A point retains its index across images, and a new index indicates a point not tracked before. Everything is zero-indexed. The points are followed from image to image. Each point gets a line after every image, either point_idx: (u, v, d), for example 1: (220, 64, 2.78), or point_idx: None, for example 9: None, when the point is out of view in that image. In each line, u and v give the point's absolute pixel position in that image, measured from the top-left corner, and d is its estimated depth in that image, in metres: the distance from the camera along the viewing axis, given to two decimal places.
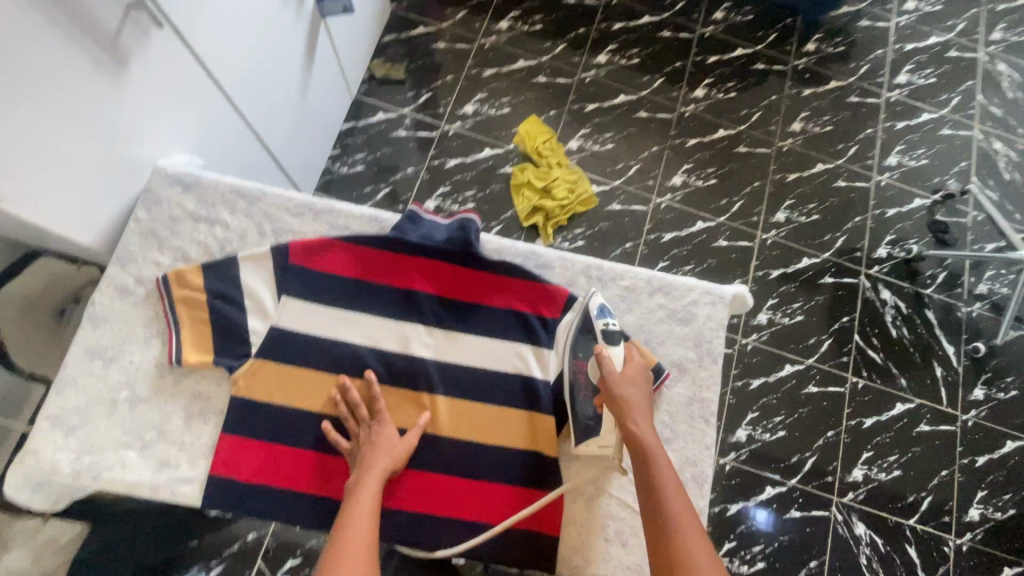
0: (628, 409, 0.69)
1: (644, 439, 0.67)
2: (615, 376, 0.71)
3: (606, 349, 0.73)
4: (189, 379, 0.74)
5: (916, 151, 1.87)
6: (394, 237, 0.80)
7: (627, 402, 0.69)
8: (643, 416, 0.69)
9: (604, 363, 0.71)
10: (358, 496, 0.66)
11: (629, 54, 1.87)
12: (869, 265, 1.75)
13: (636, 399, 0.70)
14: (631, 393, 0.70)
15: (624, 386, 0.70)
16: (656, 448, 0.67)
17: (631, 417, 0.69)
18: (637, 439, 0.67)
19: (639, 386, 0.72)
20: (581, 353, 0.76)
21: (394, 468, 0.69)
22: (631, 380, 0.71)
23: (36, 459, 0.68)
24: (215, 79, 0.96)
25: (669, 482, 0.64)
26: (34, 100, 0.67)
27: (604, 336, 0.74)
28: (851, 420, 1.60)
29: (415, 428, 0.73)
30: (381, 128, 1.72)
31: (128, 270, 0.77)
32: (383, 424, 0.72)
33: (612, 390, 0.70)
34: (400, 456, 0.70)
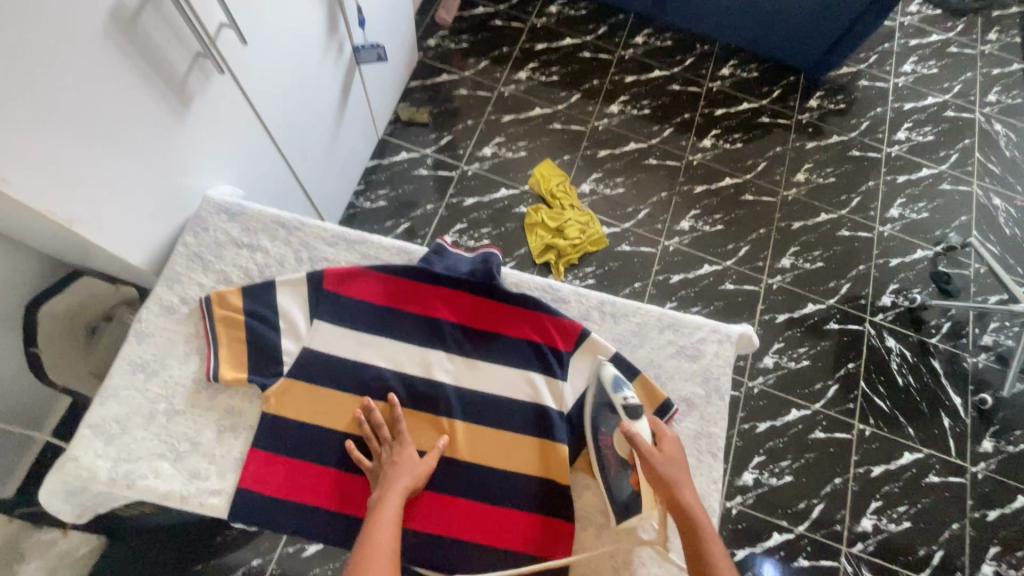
0: (672, 487, 0.69)
1: (693, 513, 0.68)
2: (652, 453, 0.70)
3: (634, 426, 0.71)
4: (223, 394, 0.78)
5: (917, 204, 1.94)
6: (422, 267, 0.86)
7: (670, 475, 0.69)
8: (686, 486, 0.70)
9: (638, 443, 0.70)
10: (382, 508, 0.69)
11: (640, 104, 1.98)
12: (874, 313, 1.78)
13: (676, 474, 0.70)
14: (669, 465, 0.70)
15: (662, 460, 0.70)
16: (702, 518, 0.68)
17: (677, 490, 0.69)
18: (686, 511, 0.68)
19: (677, 458, 0.72)
20: (606, 428, 0.76)
21: (415, 485, 0.73)
22: (665, 456, 0.71)
23: (76, 465, 0.72)
24: (261, 118, 1.04)
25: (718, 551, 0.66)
26: (106, 134, 0.74)
27: (626, 410, 0.73)
28: (859, 468, 1.60)
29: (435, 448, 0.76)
30: (403, 166, 1.82)
31: (173, 289, 0.83)
32: (405, 444, 0.76)
33: (655, 466, 0.69)
34: (421, 474, 0.73)
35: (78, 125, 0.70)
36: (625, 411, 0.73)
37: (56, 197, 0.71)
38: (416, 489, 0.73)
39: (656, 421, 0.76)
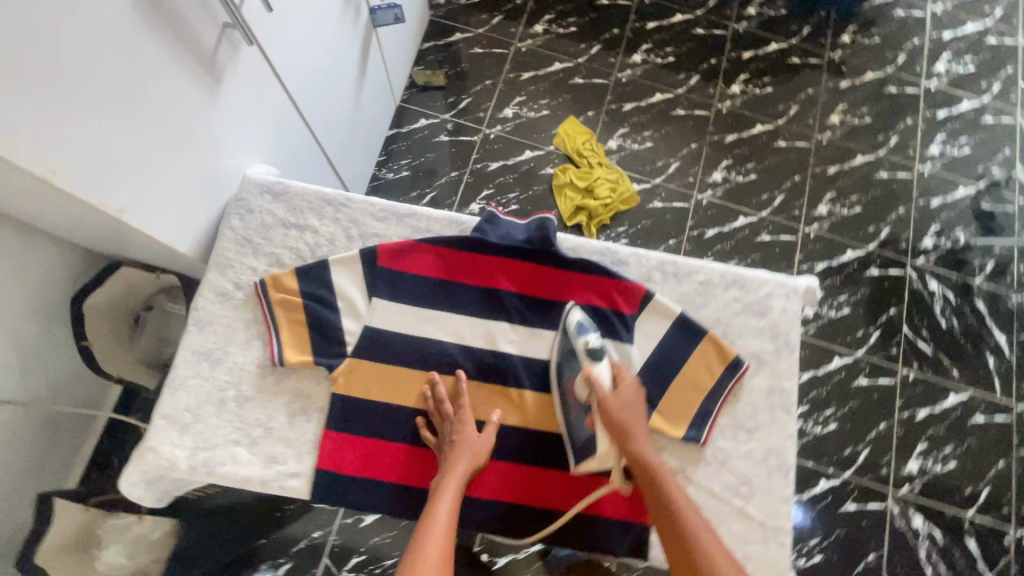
0: (627, 433, 0.72)
1: (649, 461, 0.71)
2: (606, 398, 0.73)
3: (594, 369, 0.74)
4: (290, 378, 0.77)
5: (958, 140, 1.86)
6: (476, 237, 0.83)
7: (625, 422, 0.72)
8: (642, 434, 0.73)
9: (597, 386, 0.73)
10: (442, 495, 0.68)
11: (664, 52, 1.89)
12: (915, 256, 1.74)
13: (633, 420, 0.73)
14: (623, 410, 0.73)
15: (619, 406, 0.73)
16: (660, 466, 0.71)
17: (632, 439, 0.72)
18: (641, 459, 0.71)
19: (634, 406, 0.74)
20: (568, 372, 0.77)
21: (475, 465, 0.72)
22: (623, 401, 0.74)
23: (155, 455, 0.72)
24: (288, 91, 1.00)
25: (678, 493, 0.69)
26: (142, 115, 0.71)
27: (588, 353, 0.75)
28: (903, 413, 1.59)
29: (491, 425, 0.75)
30: (423, 134, 1.76)
31: (226, 275, 0.80)
32: (464, 420, 0.74)
33: (608, 411, 0.72)
34: (480, 454, 0.72)
35: (115, 107, 0.67)
36: (586, 355, 0.75)
37: (106, 189, 0.69)
38: (476, 470, 0.73)
39: (619, 366, 0.77)
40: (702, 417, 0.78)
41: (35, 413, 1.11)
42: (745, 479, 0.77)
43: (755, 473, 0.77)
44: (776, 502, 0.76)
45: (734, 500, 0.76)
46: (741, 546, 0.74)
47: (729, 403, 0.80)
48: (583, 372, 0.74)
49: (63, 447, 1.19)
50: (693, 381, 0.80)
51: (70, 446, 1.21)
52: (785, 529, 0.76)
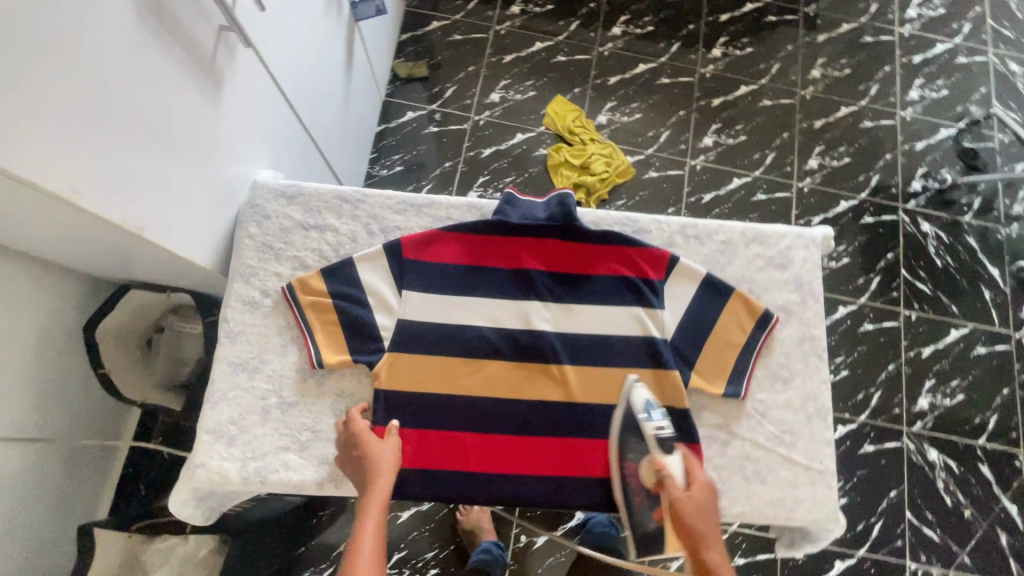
0: (697, 536, 0.68)
1: (715, 570, 0.66)
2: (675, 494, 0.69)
3: (664, 462, 0.71)
4: (331, 379, 0.77)
5: (935, 82, 1.89)
6: (498, 220, 0.83)
7: (695, 523, 0.68)
8: (712, 539, 0.68)
9: (666, 483, 0.70)
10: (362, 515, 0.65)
11: (642, 22, 1.88)
12: (906, 200, 1.78)
13: (705, 521, 0.68)
14: (696, 514, 0.69)
15: (689, 506, 0.69)
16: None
17: (699, 541, 0.68)
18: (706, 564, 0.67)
19: (706, 511, 0.69)
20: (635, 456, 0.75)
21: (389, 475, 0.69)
22: (694, 502, 0.69)
23: (206, 470, 0.72)
24: (284, 92, 0.98)
25: None
26: (152, 128, 0.69)
27: (658, 443, 0.72)
28: (910, 352, 1.64)
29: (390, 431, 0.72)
30: (412, 127, 1.74)
31: (252, 284, 0.79)
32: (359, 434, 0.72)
33: (677, 511, 0.69)
34: (389, 461, 0.69)
35: (126, 121, 0.65)
36: (656, 444, 0.72)
37: (128, 206, 0.67)
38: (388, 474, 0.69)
39: (694, 463, 0.73)
40: (739, 372, 0.80)
41: (61, 451, 1.09)
42: (787, 427, 0.79)
43: (795, 420, 0.79)
44: (818, 446, 0.79)
45: (779, 448, 0.78)
46: (790, 491, 0.77)
47: (763, 356, 0.82)
48: (652, 461, 0.71)
49: (90, 479, 1.19)
50: (726, 338, 0.81)
51: (97, 477, 1.21)
52: (830, 471, 0.78)
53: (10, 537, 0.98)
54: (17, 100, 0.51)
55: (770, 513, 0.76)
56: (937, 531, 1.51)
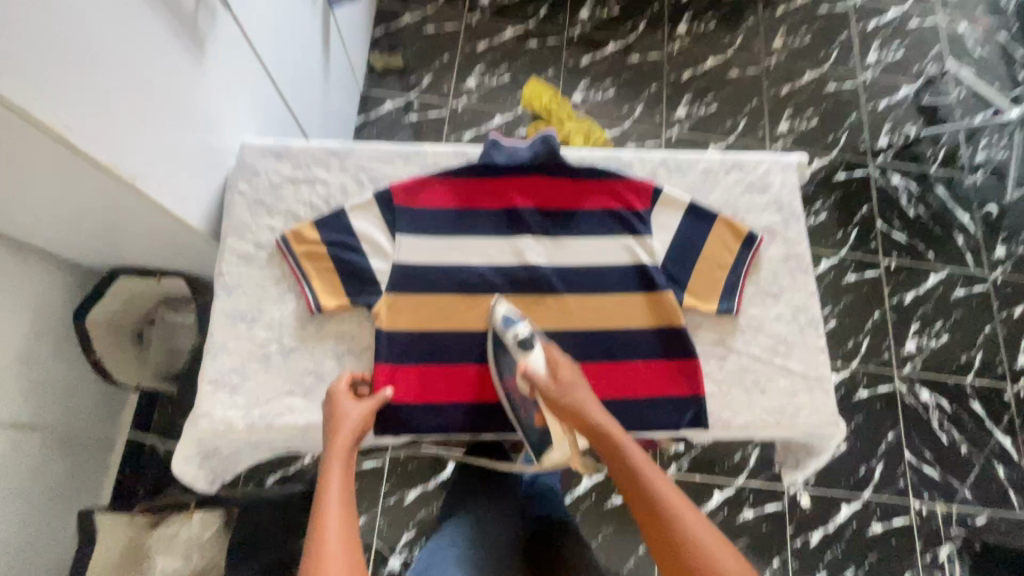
0: (578, 408, 0.69)
1: (606, 431, 0.68)
2: (547, 385, 0.71)
3: (527, 360, 0.72)
4: (331, 324, 0.78)
5: (891, 45, 1.98)
6: (485, 162, 0.84)
7: (574, 401, 0.70)
8: (594, 406, 0.70)
9: (533, 376, 0.71)
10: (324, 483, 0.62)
11: (609, 5, 1.94)
12: (875, 156, 1.84)
13: (578, 396, 0.70)
14: (571, 391, 0.70)
15: (560, 389, 0.70)
16: (622, 439, 0.68)
17: (583, 412, 0.69)
18: (598, 430, 0.68)
19: (579, 383, 0.71)
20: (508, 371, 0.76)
21: (361, 433, 0.68)
22: (562, 381, 0.71)
23: (210, 419, 0.71)
24: (264, 63, 1.00)
25: (639, 457, 0.66)
26: (142, 82, 0.71)
27: (519, 346, 0.73)
28: (893, 299, 1.68)
29: (379, 397, 0.71)
30: (391, 116, 1.77)
31: (245, 238, 0.80)
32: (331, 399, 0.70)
33: (551, 398, 0.70)
34: (366, 419, 0.68)
35: (117, 72, 0.67)
36: (518, 347, 0.73)
37: (115, 150, 0.68)
38: (355, 435, 0.67)
39: (553, 346, 0.75)
40: (730, 290, 0.82)
41: (53, 443, 1.09)
42: (781, 339, 0.82)
43: (788, 332, 0.82)
44: (813, 354, 0.81)
45: (776, 359, 0.80)
46: (790, 398, 0.79)
47: (752, 275, 0.84)
48: (518, 368, 0.73)
49: (84, 476, 1.17)
50: (715, 260, 0.84)
51: (93, 469, 1.20)
52: (827, 377, 0.80)
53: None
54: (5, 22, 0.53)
55: (773, 420, 0.77)
56: (938, 469, 1.53)
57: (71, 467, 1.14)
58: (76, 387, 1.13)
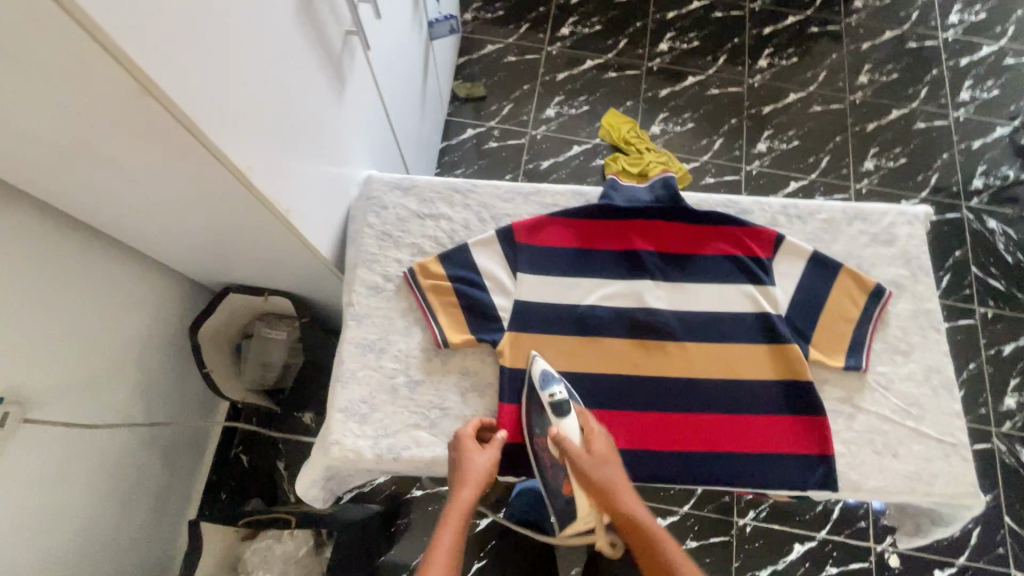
0: (609, 491, 0.71)
1: (637, 516, 0.71)
2: (582, 458, 0.71)
3: (562, 426, 0.73)
4: (454, 359, 0.79)
5: (985, 83, 1.90)
6: (605, 203, 0.85)
7: (606, 481, 0.71)
8: (625, 490, 0.72)
9: (568, 447, 0.71)
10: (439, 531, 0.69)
11: (688, 38, 1.95)
12: (968, 198, 1.76)
13: (609, 475, 0.72)
14: (601, 470, 0.71)
15: (593, 465, 0.71)
16: (651, 522, 0.71)
17: (614, 496, 0.71)
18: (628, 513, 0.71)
19: (611, 459, 0.73)
20: (539, 431, 0.75)
21: (486, 480, 0.71)
22: (595, 458, 0.72)
23: (340, 447, 0.73)
24: (382, 97, 1.04)
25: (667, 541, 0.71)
26: (301, 120, 0.76)
27: (554, 409, 0.73)
28: (990, 350, 1.59)
29: (500, 442, 0.73)
30: (472, 143, 1.81)
31: (374, 270, 0.83)
32: (458, 441, 0.72)
33: (585, 474, 0.71)
34: (484, 471, 0.70)
35: (284, 113, 0.71)
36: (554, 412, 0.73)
37: (279, 186, 0.73)
38: (479, 485, 0.70)
39: (586, 412, 0.76)
40: (857, 346, 0.80)
41: (155, 449, 1.13)
42: (913, 400, 0.78)
43: (921, 393, 0.78)
44: (948, 419, 0.77)
45: (907, 421, 0.77)
46: (924, 465, 0.75)
47: (879, 330, 0.82)
48: (551, 431, 0.73)
49: (181, 481, 1.21)
50: (840, 312, 0.81)
51: (188, 478, 1.24)
52: (963, 444, 0.76)
53: (107, 530, 1.02)
54: (218, 71, 0.58)
55: (907, 487, 0.74)
56: None
57: (169, 473, 1.18)
58: (178, 396, 1.19)
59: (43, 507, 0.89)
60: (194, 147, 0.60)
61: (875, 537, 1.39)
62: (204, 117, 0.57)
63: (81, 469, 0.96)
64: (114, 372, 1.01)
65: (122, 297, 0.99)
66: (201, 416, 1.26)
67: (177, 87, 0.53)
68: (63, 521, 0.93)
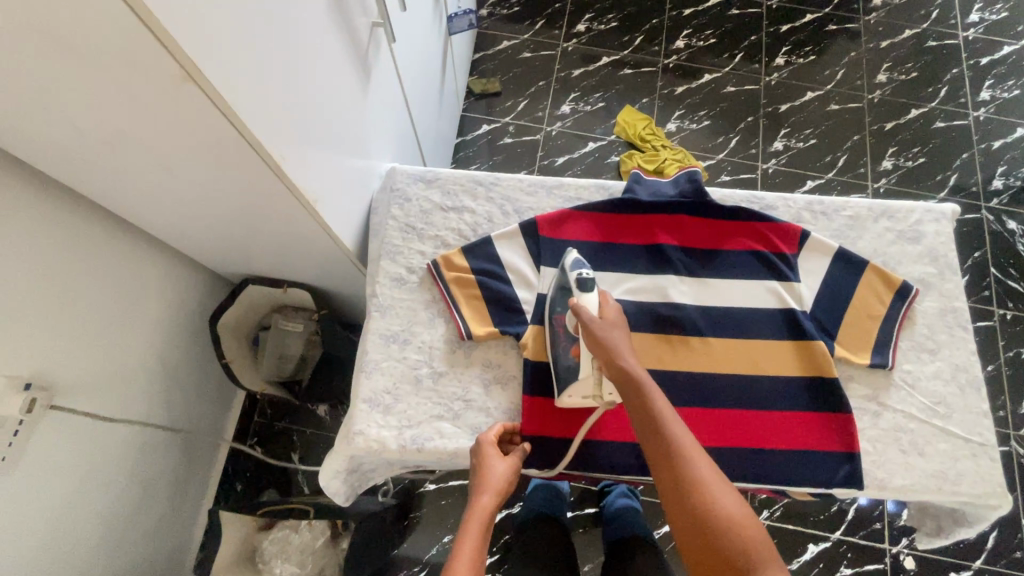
0: (616, 354, 0.66)
1: (642, 386, 0.65)
2: (593, 321, 0.68)
3: (579, 297, 0.70)
4: (477, 351, 0.79)
5: (1006, 83, 1.88)
6: (629, 198, 0.85)
7: (614, 347, 0.67)
8: (632, 359, 0.67)
9: (581, 311, 0.68)
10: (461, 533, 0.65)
11: (705, 35, 1.94)
12: (987, 199, 1.74)
13: (620, 344, 0.67)
14: (612, 336, 0.68)
15: (603, 329, 0.68)
16: (657, 396, 0.65)
17: (619, 359, 0.66)
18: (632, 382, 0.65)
19: (622, 332, 0.69)
20: (558, 307, 0.75)
21: (507, 489, 0.69)
22: (608, 326, 0.68)
23: (364, 437, 0.74)
24: (404, 92, 1.04)
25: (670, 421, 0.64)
26: (330, 111, 0.76)
27: (578, 285, 0.71)
28: (1009, 352, 1.57)
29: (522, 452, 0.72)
30: (487, 139, 1.81)
31: (397, 261, 0.83)
32: (479, 449, 0.71)
33: (594, 335, 0.67)
34: (504, 479, 0.69)
35: (315, 104, 0.72)
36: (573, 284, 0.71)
37: (308, 177, 0.73)
38: (499, 493, 0.68)
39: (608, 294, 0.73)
40: (883, 344, 0.79)
41: (175, 438, 1.14)
42: (940, 399, 0.77)
43: (948, 392, 0.78)
44: (976, 418, 0.77)
45: (934, 420, 0.76)
46: (951, 464, 0.74)
47: (905, 328, 0.81)
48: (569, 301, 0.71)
49: (199, 471, 1.22)
50: (865, 310, 0.81)
51: (206, 469, 1.25)
52: (990, 444, 0.76)
53: (127, 518, 1.03)
54: (255, 59, 0.58)
55: (933, 486, 0.73)
56: None
57: (189, 462, 1.19)
58: (197, 386, 1.19)
59: (68, 493, 0.90)
60: (229, 134, 0.61)
61: (890, 538, 1.38)
62: (241, 104, 0.58)
63: (104, 457, 0.97)
64: (137, 361, 1.02)
65: (145, 286, 1.00)
66: (219, 407, 1.27)
67: (217, 74, 0.54)
68: (86, 508, 0.94)
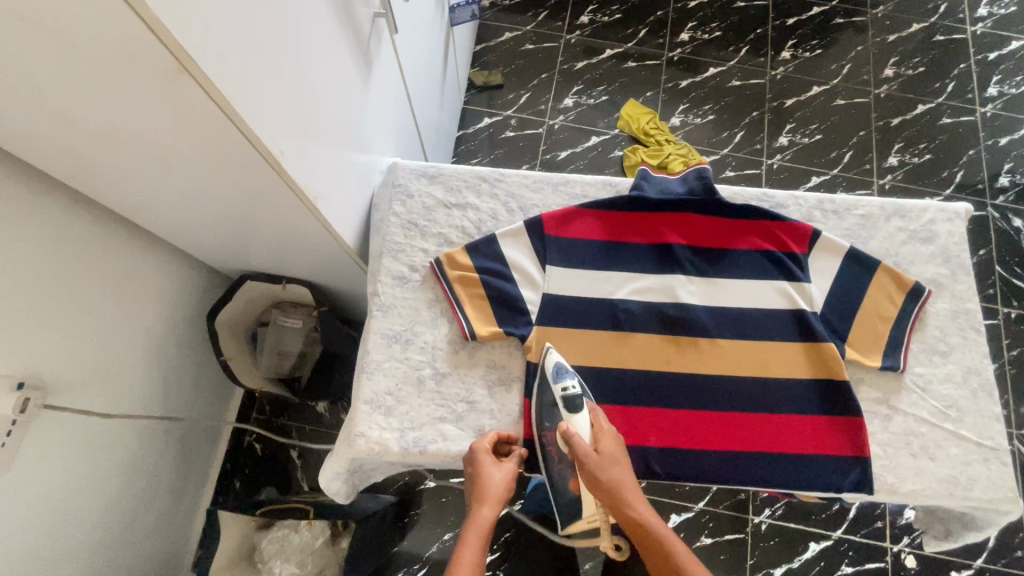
0: (618, 493, 0.69)
1: (642, 518, 0.68)
2: (592, 460, 0.69)
3: (572, 425, 0.71)
4: (481, 352, 0.78)
5: (1014, 79, 1.86)
6: (637, 195, 0.83)
7: (616, 483, 0.69)
8: (633, 490, 0.69)
9: (578, 448, 0.69)
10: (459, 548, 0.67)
11: (710, 28, 1.91)
12: (994, 196, 1.73)
13: (618, 474, 0.69)
14: (611, 470, 0.69)
15: (604, 468, 0.69)
16: (657, 521, 0.69)
17: (623, 498, 0.69)
18: (636, 517, 0.68)
19: (620, 459, 0.70)
20: (546, 423, 0.73)
21: (505, 494, 0.70)
22: (604, 459, 0.69)
23: (366, 440, 0.72)
24: (405, 83, 1.02)
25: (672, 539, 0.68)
26: (331, 105, 0.74)
27: (566, 406, 0.71)
28: (1013, 351, 1.57)
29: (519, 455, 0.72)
30: (488, 132, 1.79)
31: (400, 260, 0.82)
32: (474, 456, 0.70)
33: (595, 475, 0.68)
34: (502, 487, 0.69)
35: (316, 97, 0.70)
36: (565, 411, 0.71)
37: (308, 173, 0.71)
38: (496, 501, 0.70)
39: (597, 409, 0.73)
40: (894, 346, 0.77)
41: (173, 436, 1.12)
42: (952, 402, 0.76)
43: (960, 396, 0.76)
44: (987, 422, 0.75)
45: (946, 424, 0.75)
46: (963, 469, 0.73)
47: (917, 330, 0.79)
48: (561, 428, 0.71)
49: (197, 469, 1.21)
50: (877, 311, 0.79)
51: (204, 466, 1.24)
52: (1002, 448, 0.74)
53: (125, 516, 1.02)
54: (254, 51, 0.56)
55: (945, 490, 0.72)
56: None
57: (186, 460, 1.18)
58: (195, 383, 1.18)
59: (64, 493, 0.89)
60: (227, 129, 0.59)
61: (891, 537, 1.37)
62: (239, 98, 0.56)
63: (101, 456, 0.95)
64: (134, 358, 1.00)
65: (142, 282, 0.98)
66: (217, 404, 1.26)
67: (214, 67, 0.52)
68: (83, 508, 0.93)
